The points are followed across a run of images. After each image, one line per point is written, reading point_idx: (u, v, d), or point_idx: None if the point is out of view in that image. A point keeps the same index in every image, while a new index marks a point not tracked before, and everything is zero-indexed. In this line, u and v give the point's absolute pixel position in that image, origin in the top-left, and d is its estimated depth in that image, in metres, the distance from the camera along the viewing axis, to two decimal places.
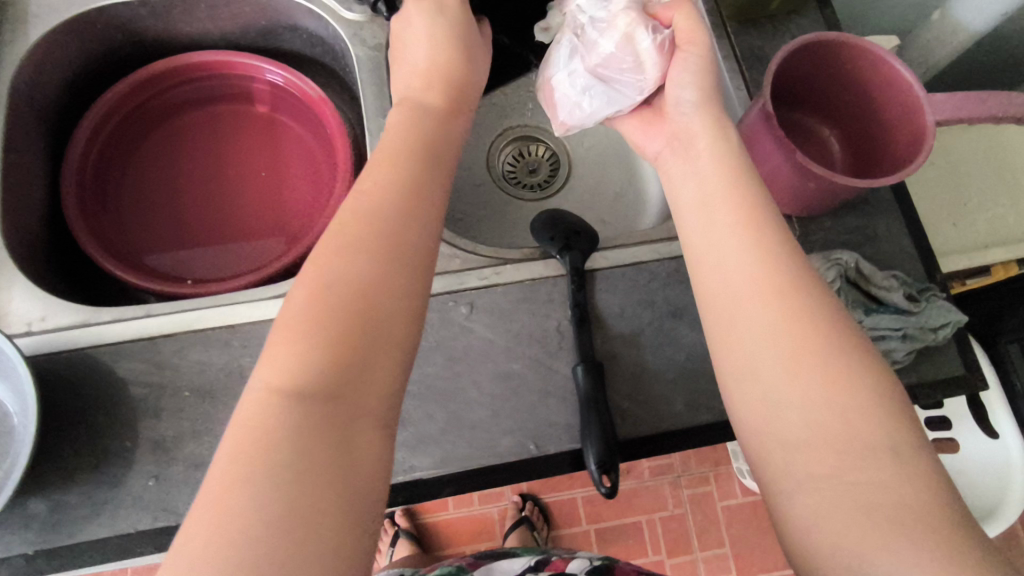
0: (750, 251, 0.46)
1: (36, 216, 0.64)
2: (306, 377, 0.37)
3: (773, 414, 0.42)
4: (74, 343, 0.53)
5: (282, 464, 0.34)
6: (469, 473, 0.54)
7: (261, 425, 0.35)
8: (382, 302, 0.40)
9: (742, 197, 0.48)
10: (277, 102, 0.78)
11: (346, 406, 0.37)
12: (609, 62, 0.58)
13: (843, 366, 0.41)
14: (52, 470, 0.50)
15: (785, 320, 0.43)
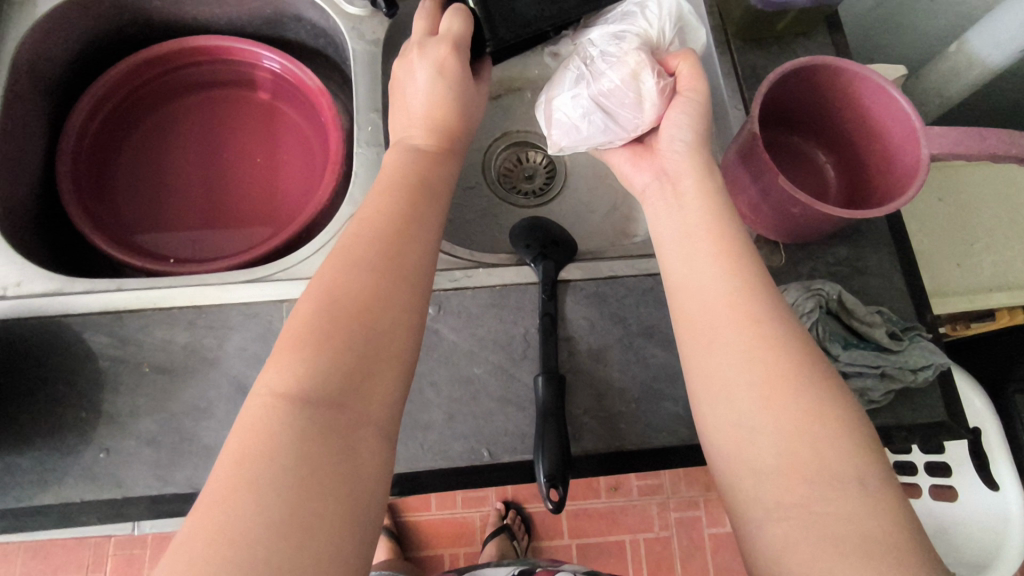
0: (724, 278, 0.46)
1: (29, 183, 0.66)
2: (310, 385, 0.36)
3: (744, 444, 0.41)
4: (43, 311, 0.54)
5: (287, 471, 0.33)
6: (419, 475, 0.53)
7: (264, 432, 0.34)
8: (390, 318, 0.40)
9: (721, 224, 0.48)
10: (277, 90, 0.79)
11: (356, 416, 0.37)
12: (606, 94, 0.56)
13: (812, 396, 0.41)
14: (9, 434, 0.51)
15: (757, 348, 0.42)
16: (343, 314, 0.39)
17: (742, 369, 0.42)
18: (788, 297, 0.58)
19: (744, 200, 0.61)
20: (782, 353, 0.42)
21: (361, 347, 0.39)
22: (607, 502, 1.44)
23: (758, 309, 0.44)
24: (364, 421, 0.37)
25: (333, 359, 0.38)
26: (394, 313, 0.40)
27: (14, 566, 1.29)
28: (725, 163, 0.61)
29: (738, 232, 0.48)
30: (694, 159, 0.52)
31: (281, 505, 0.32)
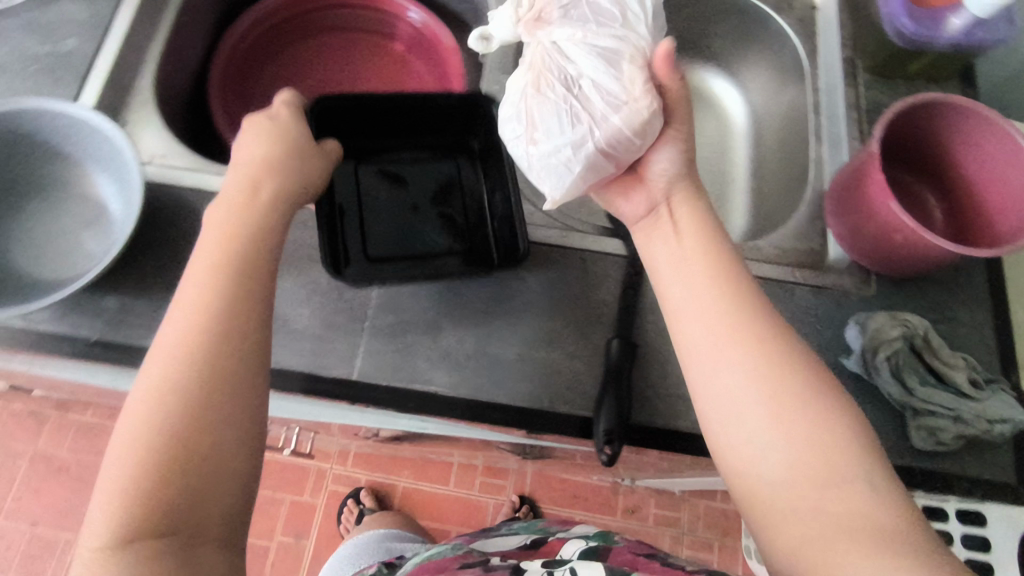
0: (719, 297, 0.46)
1: (187, 75, 0.72)
2: (182, 367, 0.40)
3: (755, 458, 0.41)
4: (181, 182, 0.59)
5: (177, 440, 0.38)
6: (482, 405, 0.55)
7: (152, 404, 0.39)
8: (206, 260, 0.44)
9: (709, 243, 0.49)
10: (412, 44, 0.83)
11: (229, 388, 0.40)
12: (611, 118, 0.47)
13: (819, 406, 0.41)
14: (129, 278, 0.55)
15: (763, 365, 0.43)
16: (204, 274, 0.44)
17: (748, 387, 0.43)
18: (870, 322, 0.58)
19: (846, 223, 0.61)
20: (785, 366, 0.43)
21: (232, 327, 0.42)
22: (622, 522, 1.41)
23: (758, 327, 0.44)
24: (239, 386, 0.41)
25: (207, 332, 0.41)
26: (238, 270, 0.44)
27: (65, 440, 1.38)
28: (835, 184, 0.63)
29: (721, 253, 0.48)
30: (682, 185, 0.52)
31: (167, 472, 0.37)
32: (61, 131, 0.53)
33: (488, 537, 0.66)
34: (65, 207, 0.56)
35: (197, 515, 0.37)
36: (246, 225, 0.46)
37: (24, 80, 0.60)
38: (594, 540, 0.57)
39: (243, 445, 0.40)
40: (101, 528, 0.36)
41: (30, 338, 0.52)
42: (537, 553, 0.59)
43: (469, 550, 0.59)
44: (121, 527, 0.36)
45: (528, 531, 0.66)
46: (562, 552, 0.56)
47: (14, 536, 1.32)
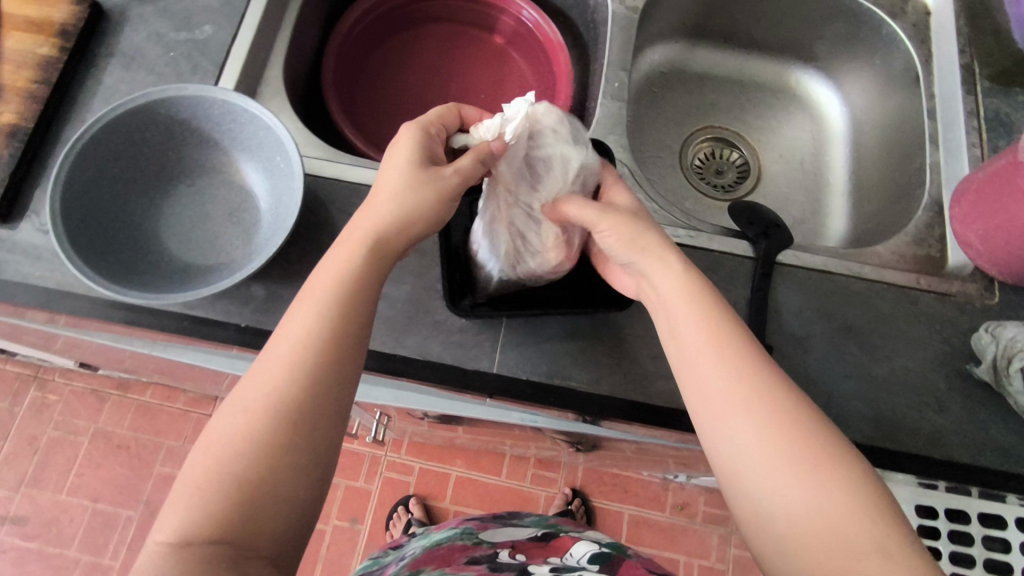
0: (727, 372, 0.43)
1: (306, 64, 0.73)
2: (278, 381, 0.39)
3: (768, 536, 0.39)
4: (320, 172, 0.60)
5: (254, 447, 0.37)
6: (619, 402, 0.56)
7: (236, 424, 0.38)
8: (317, 289, 0.43)
9: (711, 305, 0.45)
10: (515, 39, 0.82)
11: (311, 405, 0.39)
12: (517, 263, 0.53)
13: (829, 480, 0.38)
14: (275, 268, 0.56)
15: (763, 441, 0.40)
16: (316, 300, 0.42)
17: (752, 463, 0.40)
18: (1003, 332, 0.57)
19: (974, 228, 0.60)
20: (794, 438, 0.40)
21: (319, 337, 0.41)
22: (671, 518, 1.29)
23: (759, 401, 0.41)
24: (324, 411, 0.40)
25: (292, 356, 0.40)
26: (344, 306, 0.42)
27: (124, 419, 1.29)
28: (968, 187, 0.62)
29: (728, 318, 0.45)
30: (660, 247, 0.47)
31: (235, 474, 0.36)
32: (215, 117, 0.56)
33: (496, 527, 0.62)
34: (213, 195, 0.58)
35: (258, 522, 0.36)
36: (357, 258, 0.44)
37: (165, 68, 0.63)
38: (606, 547, 0.57)
39: (309, 462, 0.38)
40: (169, 524, 0.35)
41: (184, 323, 0.53)
42: (547, 551, 0.57)
43: (478, 538, 0.58)
44: (187, 526, 0.35)
45: (538, 524, 0.64)
46: (573, 553, 0.56)
47: (75, 511, 1.23)
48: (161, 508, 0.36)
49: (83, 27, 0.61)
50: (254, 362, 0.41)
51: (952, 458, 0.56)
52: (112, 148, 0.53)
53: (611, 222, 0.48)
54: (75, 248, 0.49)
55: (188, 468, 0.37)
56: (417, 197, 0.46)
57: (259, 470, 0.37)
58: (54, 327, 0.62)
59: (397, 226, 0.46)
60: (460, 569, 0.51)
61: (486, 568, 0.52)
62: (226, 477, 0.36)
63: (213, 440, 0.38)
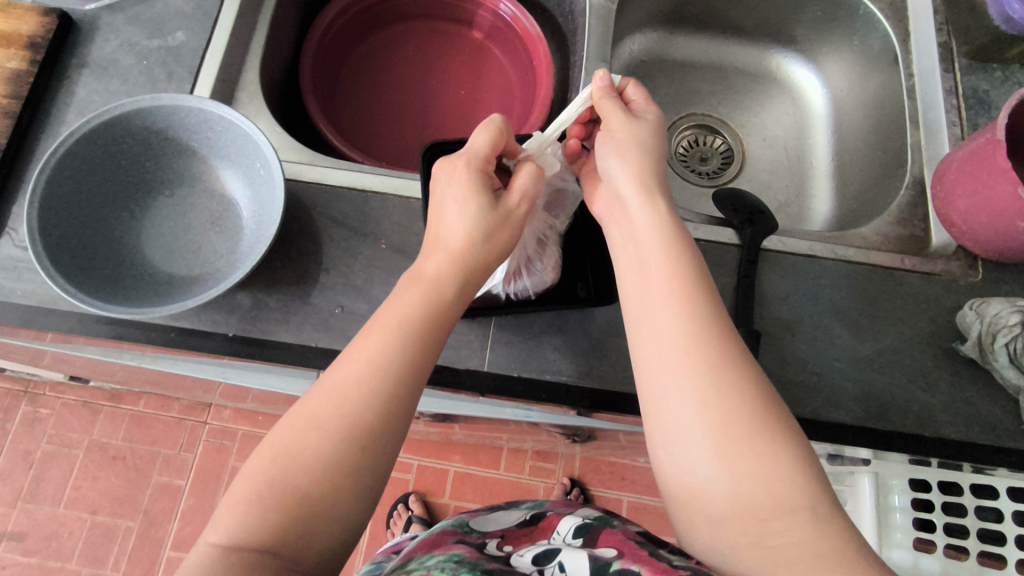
0: (685, 329, 0.41)
1: (282, 68, 0.72)
2: (352, 401, 0.39)
3: (695, 490, 0.38)
4: (301, 177, 0.60)
5: (321, 462, 0.37)
6: (610, 394, 0.56)
7: (300, 437, 0.38)
8: (396, 318, 0.42)
9: (674, 260, 0.45)
10: (493, 33, 0.81)
11: (381, 431, 0.39)
12: (513, 283, 0.55)
13: (766, 443, 0.38)
14: (261, 275, 0.56)
15: (708, 400, 0.39)
16: (394, 330, 0.42)
17: (694, 419, 0.39)
18: (988, 309, 0.58)
19: (956, 207, 0.61)
20: (738, 399, 0.39)
21: (392, 367, 0.41)
22: None
23: (713, 358, 0.40)
24: (391, 439, 0.40)
25: (364, 381, 0.40)
26: (424, 343, 0.42)
27: (118, 430, 1.28)
28: (949, 165, 0.62)
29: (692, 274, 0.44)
30: (641, 194, 0.48)
31: (296, 491, 0.36)
32: (191, 126, 0.56)
33: (487, 513, 0.60)
34: (192, 204, 0.58)
35: (309, 538, 0.36)
36: (438, 295, 0.44)
37: (139, 76, 0.62)
38: (592, 516, 0.52)
39: (369, 488, 0.38)
40: (223, 526, 0.35)
41: (171, 335, 0.53)
42: (536, 534, 0.55)
43: (467, 526, 0.56)
44: (243, 531, 0.35)
45: (530, 505, 0.61)
46: (558, 531, 0.52)
47: (74, 524, 1.23)
48: (216, 509, 0.36)
49: (53, 38, 0.60)
50: (328, 378, 0.41)
51: (942, 434, 0.57)
52: (89, 161, 0.53)
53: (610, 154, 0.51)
54: (56, 265, 0.49)
55: (249, 471, 0.37)
56: (495, 237, 0.47)
57: (321, 488, 0.37)
58: (40, 343, 0.62)
59: (475, 266, 0.46)
60: (446, 550, 0.49)
61: (473, 549, 0.50)
62: (284, 493, 0.36)
63: (277, 462, 0.37)
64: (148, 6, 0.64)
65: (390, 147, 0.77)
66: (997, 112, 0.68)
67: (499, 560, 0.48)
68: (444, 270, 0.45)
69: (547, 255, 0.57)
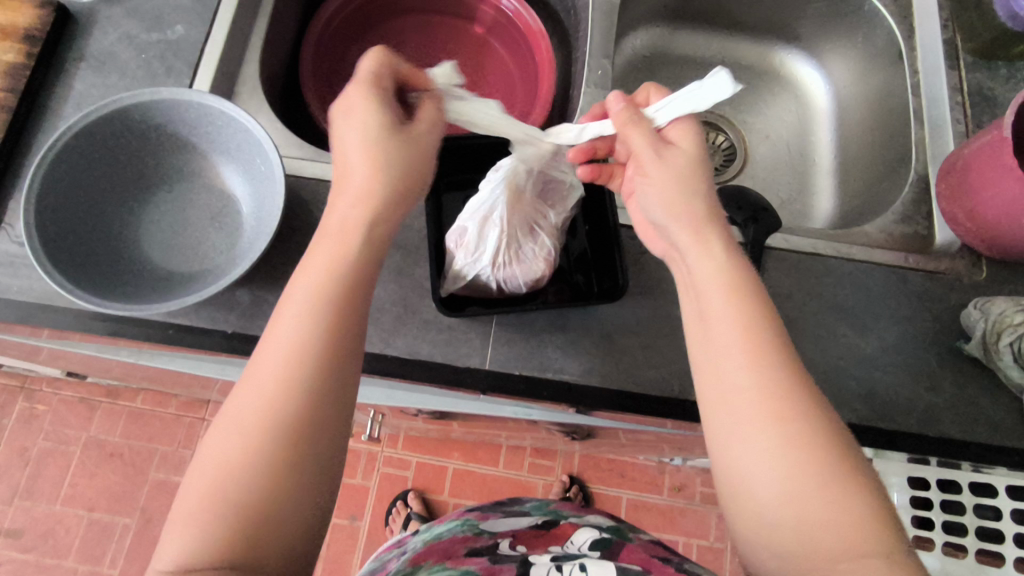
0: (755, 381, 0.39)
1: (282, 62, 0.71)
2: (269, 403, 0.37)
3: (768, 541, 0.36)
4: (301, 172, 0.59)
5: (255, 467, 0.35)
6: (614, 392, 0.55)
7: (229, 447, 0.36)
8: (303, 296, 0.40)
9: (743, 299, 0.41)
10: (495, 28, 0.80)
11: (309, 422, 0.37)
12: (500, 266, 0.54)
13: (848, 500, 0.35)
14: (260, 271, 0.55)
15: (781, 453, 0.37)
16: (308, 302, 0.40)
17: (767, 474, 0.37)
18: (992, 308, 0.57)
19: (962, 205, 0.60)
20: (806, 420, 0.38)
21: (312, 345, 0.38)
22: (668, 501, 1.30)
23: (788, 409, 0.38)
24: (327, 424, 0.38)
25: (284, 376, 0.37)
26: (342, 312, 0.40)
27: (116, 426, 1.28)
28: (955, 162, 0.61)
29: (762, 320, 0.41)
30: (710, 238, 0.44)
31: (234, 504, 0.35)
32: (190, 120, 0.55)
33: (497, 515, 0.59)
34: (191, 199, 0.57)
35: (263, 551, 0.35)
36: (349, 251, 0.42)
37: (137, 70, 0.61)
38: (608, 531, 0.54)
39: (314, 479, 0.37)
40: (167, 554, 0.34)
41: (169, 332, 0.52)
42: (548, 540, 0.56)
43: (478, 530, 0.56)
44: (189, 555, 0.34)
45: (540, 511, 0.60)
46: (574, 541, 0.54)
47: (70, 520, 1.22)
48: (163, 529, 0.35)
49: (50, 31, 0.60)
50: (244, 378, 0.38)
51: (946, 435, 0.57)
52: (87, 155, 0.52)
53: (664, 198, 0.46)
54: (53, 261, 0.48)
55: (185, 493, 0.36)
56: (395, 156, 0.45)
57: (260, 496, 0.35)
58: (36, 340, 0.61)
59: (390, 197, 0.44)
60: (460, 561, 0.49)
61: (487, 559, 0.50)
62: (221, 508, 0.35)
63: (211, 473, 0.36)
64: None
65: None
66: (1002, 110, 0.68)
67: (514, 569, 0.49)
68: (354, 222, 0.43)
69: (540, 244, 0.56)
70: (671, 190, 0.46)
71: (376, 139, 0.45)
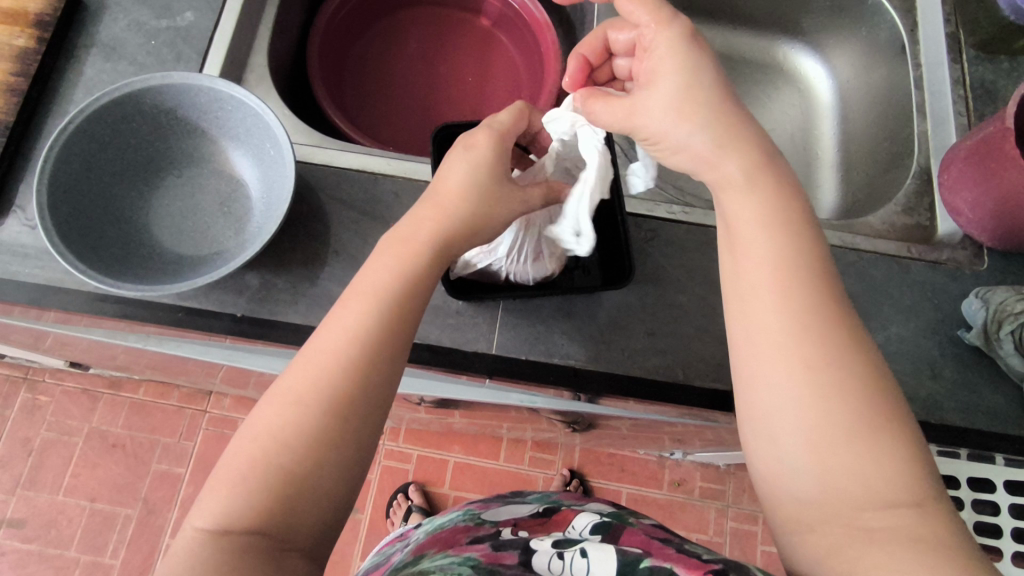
0: (788, 318, 0.38)
1: (289, 52, 0.72)
2: (319, 377, 0.39)
3: (788, 480, 0.37)
4: (309, 159, 0.60)
5: (299, 439, 0.37)
6: (619, 378, 0.56)
7: (273, 415, 0.38)
8: (359, 290, 0.42)
9: (784, 241, 0.40)
10: (500, 19, 0.81)
11: (349, 404, 0.39)
12: (519, 261, 0.54)
13: (880, 441, 0.35)
14: (269, 255, 0.56)
15: (808, 391, 0.37)
16: (366, 300, 0.41)
17: (793, 409, 0.37)
18: (993, 296, 0.58)
19: (965, 196, 0.61)
20: (844, 393, 0.36)
21: (364, 328, 0.40)
22: (668, 495, 1.30)
23: (820, 347, 0.37)
24: (368, 412, 0.39)
25: (335, 355, 0.39)
26: (395, 319, 0.41)
27: (118, 417, 1.28)
28: (957, 154, 0.62)
29: (809, 257, 0.40)
30: (728, 160, 0.42)
31: (274, 472, 0.36)
32: (201, 105, 0.55)
33: (498, 505, 0.60)
34: (201, 185, 0.58)
35: (298, 519, 0.36)
36: (413, 266, 0.43)
37: (147, 57, 0.62)
38: (609, 516, 0.54)
39: (348, 463, 0.38)
40: (207, 512, 0.35)
41: (179, 315, 0.53)
42: (550, 526, 0.55)
43: (481, 518, 0.56)
44: (227, 513, 0.35)
45: (541, 500, 0.61)
46: (575, 526, 0.54)
47: (73, 511, 1.23)
48: (202, 490, 0.36)
49: (60, 16, 0.60)
50: (290, 366, 0.40)
51: (947, 422, 0.57)
52: (99, 138, 0.53)
53: (655, 119, 0.43)
54: (65, 242, 0.49)
55: (229, 457, 0.37)
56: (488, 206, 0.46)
57: (301, 469, 0.36)
58: (47, 325, 0.62)
59: (458, 235, 0.45)
60: (464, 549, 0.49)
61: (489, 546, 0.50)
62: (262, 473, 0.36)
63: (256, 439, 0.37)
64: None
65: (396, 132, 0.77)
66: (1004, 103, 0.69)
67: (516, 557, 0.48)
68: (422, 239, 0.44)
69: (560, 246, 0.56)
70: (668, 105, 0.43)
71: (475, 183, 0.46)
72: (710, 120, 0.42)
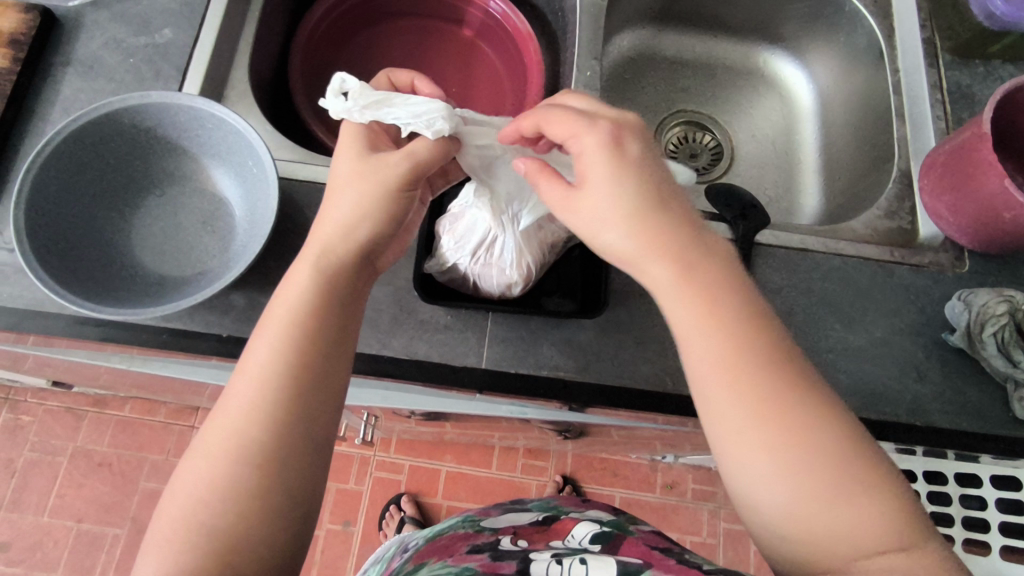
0: (736, 404, 0.38)
1: (270, 67, 0.71)
2: (246, 424, 0.38)
3: (781, 543, 0.37)
4: (295, 175, 0.59)
5: (229, 492, 0.36)
6: (608, 388, 0.56)
7: (205, 470, 0.37)
8: (273, 323, 0.40)
9: (717, 305, 0.40)
10: (483, 30, 0.81)
11: (278, 448, 0.38)
12: (478, 259, 0.54)
13: (864, 496, 0.36)
14: (254, 274, 0.55)
15: (783, 464, 0.37)
16: (279, 332, 0.40)
17: (769, 492, 0.37)
18: (975, 298, 0.59)
19: (944, 200, 0.62)
20: (818, 453, 0.37)
21: (290, 368, 0.39)
22: (661, 498, 1.30)
23: (779, 426, 0.38)
24: (302, 448, 0.38)
25: (256, 397, 0.38)
26: (307, 346, 0.40)
27: (103, 435, 1.26)
28: (936, 157, 0.63)
29: (747, 326, 0.40)
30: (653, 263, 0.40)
31: (207, 530, 0.35)
32: (182, 124, 0.55)
33: (497, 514, 0.59)
34: (184, 203, 0.57)
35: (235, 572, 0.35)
36: (318, 290, 0.41)
37: (125, 74, 0.61)
38: (609, 525, 0.54)
39: (280, 501, 0.37)
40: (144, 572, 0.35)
41: (165, 337, 0.52)
42: (550, 535, 0.54)
43: (481, 526, 0.55)
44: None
45: (542, 507, 0.61)
46: (574, 534, 0.53)
47: (59, 533, 1.20)
48: (139, 553, 0.36)
49: (35, 36, 0.59)
50: (209, 418, 0.39)
51: (934, 424, 0.58)
52: (76, 160, 0.52)
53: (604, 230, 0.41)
54: (45, 266, 0.48)
55: (163, 517, 0.37)
56: (369, 192, 0.43)
57: (228, 523, 0.36)
58: (29, 348, 0.61)
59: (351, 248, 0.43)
60: (462, 559, 0.48)
61: (487, 556, 0.48)
62: (196, 530, 0.35)
63: (187, 494, 0.36)
64: (134, 3, 0.63)
65: None
66: (979, 107, 0.70)
67: (514, 565, 0.46)
68: (322, 263, 0.42)
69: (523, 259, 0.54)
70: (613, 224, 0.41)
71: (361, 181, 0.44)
72: (641, 228, 0.40)
